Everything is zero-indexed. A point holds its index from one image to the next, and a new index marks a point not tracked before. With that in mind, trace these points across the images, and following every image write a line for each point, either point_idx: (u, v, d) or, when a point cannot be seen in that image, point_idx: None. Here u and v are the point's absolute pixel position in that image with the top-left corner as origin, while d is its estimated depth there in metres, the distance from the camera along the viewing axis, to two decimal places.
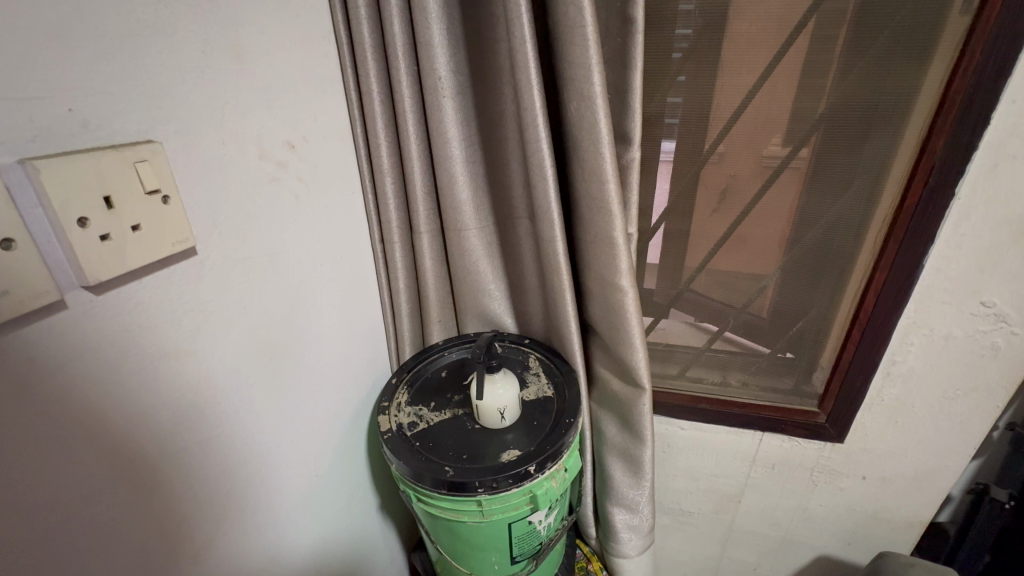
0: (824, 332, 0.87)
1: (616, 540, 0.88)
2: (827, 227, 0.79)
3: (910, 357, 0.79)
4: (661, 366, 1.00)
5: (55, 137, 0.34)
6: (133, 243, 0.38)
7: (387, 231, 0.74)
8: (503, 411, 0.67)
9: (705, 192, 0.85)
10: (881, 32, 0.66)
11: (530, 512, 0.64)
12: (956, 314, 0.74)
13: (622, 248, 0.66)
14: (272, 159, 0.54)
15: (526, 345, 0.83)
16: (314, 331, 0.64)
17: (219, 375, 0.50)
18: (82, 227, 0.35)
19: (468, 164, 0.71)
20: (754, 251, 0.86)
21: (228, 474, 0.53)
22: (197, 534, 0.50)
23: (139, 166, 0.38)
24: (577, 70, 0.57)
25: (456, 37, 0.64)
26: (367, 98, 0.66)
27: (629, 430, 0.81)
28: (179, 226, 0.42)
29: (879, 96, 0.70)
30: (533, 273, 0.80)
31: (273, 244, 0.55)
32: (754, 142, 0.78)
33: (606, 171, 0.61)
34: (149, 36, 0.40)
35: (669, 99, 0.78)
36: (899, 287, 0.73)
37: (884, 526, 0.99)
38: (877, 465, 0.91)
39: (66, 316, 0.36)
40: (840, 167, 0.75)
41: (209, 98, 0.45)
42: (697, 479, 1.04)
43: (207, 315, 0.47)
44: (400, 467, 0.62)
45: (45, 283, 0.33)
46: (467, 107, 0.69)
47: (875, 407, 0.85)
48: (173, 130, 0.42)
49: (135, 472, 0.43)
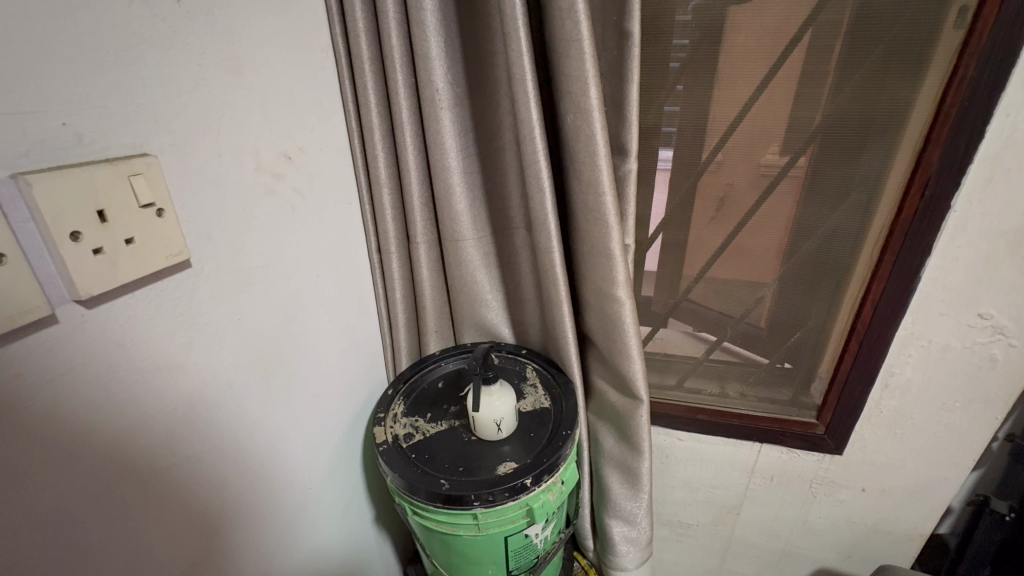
0: (821, 342, 0.87)
1: (614, 553, 0.87)
2: (824, 237, 0.80)
3: (908, 369, 0.78)
4: (659, 376, 1.00)
5: (48, 152, 0.34)
6: (125, 257, 0.38)
7: (384, 240, 0.74)
8: (499, 423, 0.67)
9: (702, 202, 0.85)
10: (875, 45, 0.67)
11: (527, 525, 0.63)
12: (953, 325, 0.74)
13: (619, 259, 0.65)
14: (268, 170, 0.54)
15: (523, 355, 0.83)
16: (310, 342, 0.64)
17: (213, 386, 0.49)
18: (74, 241, 0.35)
19: (465, 174, 0.71)
20: (752, 261, 0.86)
21: (222, 486, 0.52)
22: (191, 548, 0.49)
23: (133, 180, 0.38)
24: (574, 82, 0.58)
25: (454, 49, 0.64)
26: (365, 108, 0.66)
27: (627, 441, 0.81)
28: (173, 239, 0.42)
29: (874, 109, 0.70)
30: (531, 282, 0.79)
31: (269, 256, 0.55)
32: (751, 151, 0.79)
33: (603, 182, 0.61)
34: (145, 50, 0.40)
35: (666, 110, 0.78)
36: (896, 298, 0.73)
37: (884, 538, 0.98)
38: (877, 477, 0.91)
39: (56, 331, 0.36)
40: (837, 178, 0.75)
41: (205, 110, 0.46)
42: (695, 490, 1.04)
43: (201, 326, 0.47)
44: (396, 479, 0.62)
45: (35, 298, 0.33)
46: (465, 118, 0.69)
47: (873, 418, 0.84)
48: (169, 142, 0.43)
49: (130, 484, 0.42)
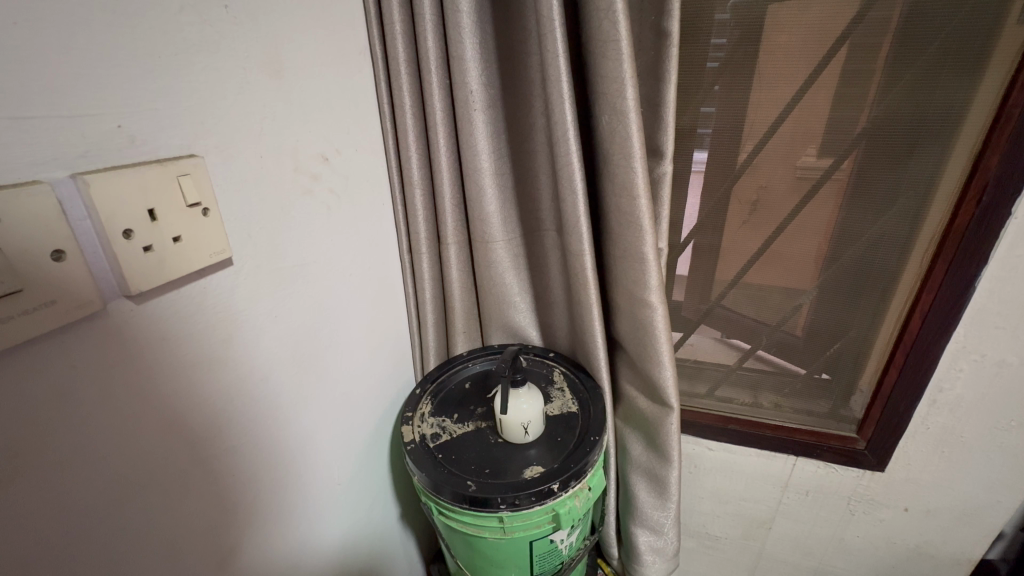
0: (863, 354, 0.84)
1: (639, 562, 0.86)
2: (869, 244, 0.76)
3: (958, 384, 0.74)
4: (689, 384, 0.97)
5: (104, 152, 0.36)
6: (172, 254, 0.39)
7: (415, 241, 0.74)
8: (527, 426, 0.66)
9: (738, 206, 0.82)
10: (930, 43, 0.63)
11: (552, 530, 0.63)
12: (1010, 340, 0.69)
13: (652, 263, 0.64)
14: (306, 172, 0.55)
15: (550, 358, 0.82)
16: (341, 342, 0.64)
17: (250, 381, 0.51)
18: (126, 239, 0.36)
19: (496, 177, 0.71)
20: (790, 267, 0.83)
21: (254, 478, 0.53)
22: (224, 538, 0.50)
23: (181, 180, 0.40)
24: (610, 83, 0.57)
25: (489, 50, 0.64)
26: (399, 110, 0.66)
27: (655, 450, 0.79)
28: (217, 237, 0.43)
29: (926, 111, 0.67)
30: (559, 283, 0.79)
31: (305, 256, 0.56)
32: (792, 154, 0.76)
33: (637, 184, 0.60)
34: (194, 55, 0.41)
35: (702, 110, 0.76)
36: (947, 310, 0.69)
37: (927, 561, 0.93)
38: (921, 497, 0.86)
39: (107, 324, 0.37)
40: (884, 183, 0.72)
41: (249, 113, 0.47)
42: (725, 502, 1.01)
43: (239, 324, 0.48)
44: (422, 479, 0.62)
45: (89, 293, 0.35)
46: (498, 119, 0.69)
47: (919, 435, 0.80)
48: (215, 143, 0.44)
49: (167, 477, 0.43)
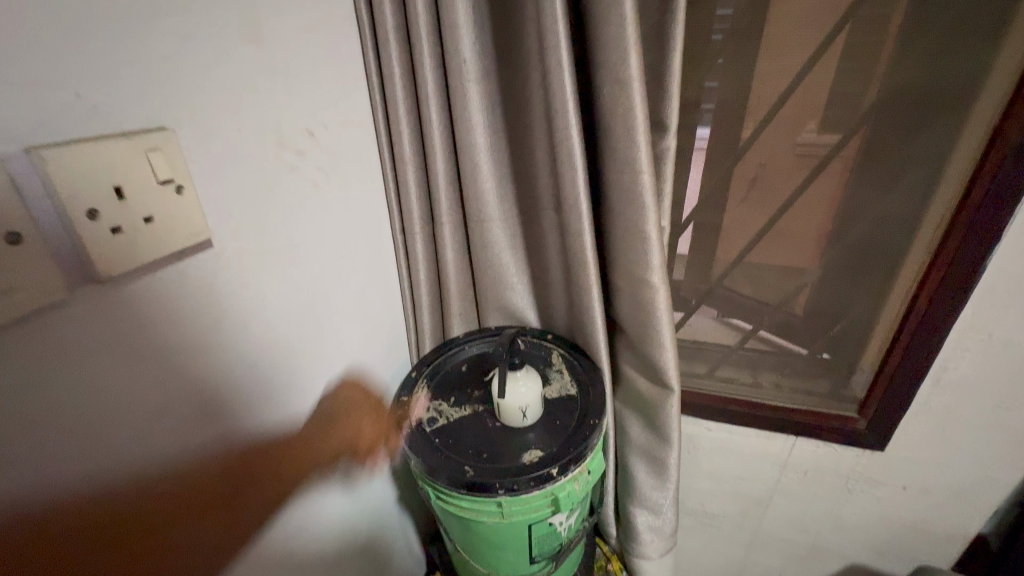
0: (867, 334, 0.82)
1: (637, 541, 0.86)
2: (874, 222, 0.75)
3: (963, 364, 0.73)
4: (688, 364, 0.96)
5: (63, 124, 0.33)
6: (145, 236, 0.37)
7: (408, 221, 0.72)
8: (525, 411, 0.65)
9: (739, 182, 0.82)
10: (949, 7, 0.60)
11: (551, 513, 0.62)
12: (1018, 319, 0.68)
13: (654, 241, 0.62)
14: (291, 148, 0.52)
15: (548, 340, 0.80)
16: (333, 325, 0.62)
17: (237, 370, 0.49)
18: (91, 219, 0.33)
19: (492, 153, 0.68)
20: (793, 247, 0.85)
21: (246, 467, 0.52)
22: (220, 528, 0.49)
23: (151, 155, 0.37)
24: (612, 51, 0.53)
25: (481, 17, 0.60)
26: (388, 82, 0.63)
27: (654, 431, 0.78)
28: (194, 218, 0.41)
29: (942, 81, 0.63)
30: (558, 264, 0.76)
31: (293, 236, 0.53)
32: (789, 129, 0.75)
33: (640, 159, 0.57)
34: (162, 19, 0.38)
35: (706, 83, 0.73)
36: (956, 290, 0.66)
37: (923, 537, 0.94)
38: (919, 475, 0.86)
39: (78, 312, 0.35)
40: (891, 157, 0.70)
41: (229, 85, 0.44)
42: (722, 481, 1.01)
43: (224, 309, 0.46)
44: (418, 463, 0.61)
45: (52, 278, 0.32)
46: (492, 91, 0.65)
47: (921, 415, 0.79)
48: (190, 117, 0.41)
49: (156, 468, 0.42)
